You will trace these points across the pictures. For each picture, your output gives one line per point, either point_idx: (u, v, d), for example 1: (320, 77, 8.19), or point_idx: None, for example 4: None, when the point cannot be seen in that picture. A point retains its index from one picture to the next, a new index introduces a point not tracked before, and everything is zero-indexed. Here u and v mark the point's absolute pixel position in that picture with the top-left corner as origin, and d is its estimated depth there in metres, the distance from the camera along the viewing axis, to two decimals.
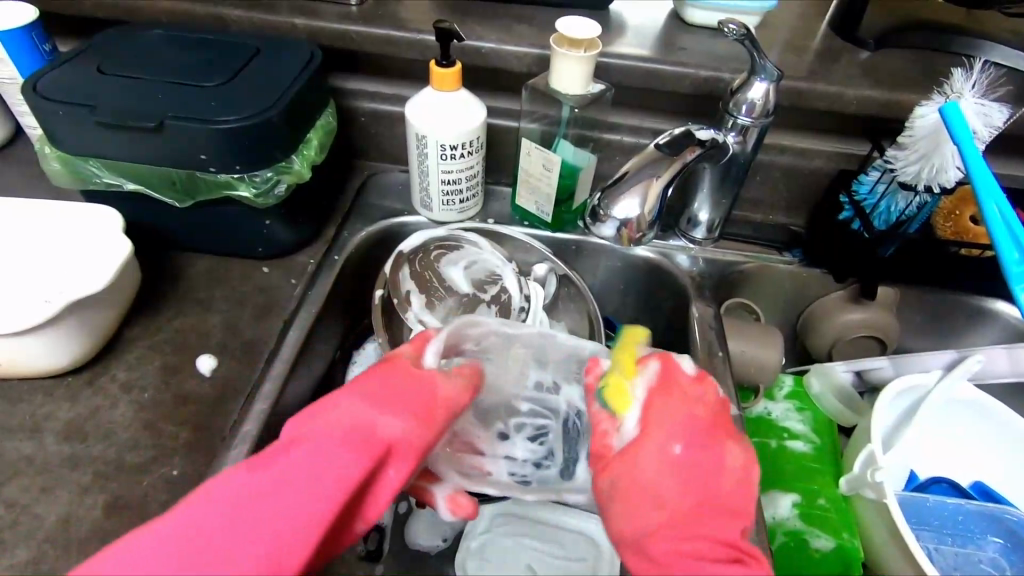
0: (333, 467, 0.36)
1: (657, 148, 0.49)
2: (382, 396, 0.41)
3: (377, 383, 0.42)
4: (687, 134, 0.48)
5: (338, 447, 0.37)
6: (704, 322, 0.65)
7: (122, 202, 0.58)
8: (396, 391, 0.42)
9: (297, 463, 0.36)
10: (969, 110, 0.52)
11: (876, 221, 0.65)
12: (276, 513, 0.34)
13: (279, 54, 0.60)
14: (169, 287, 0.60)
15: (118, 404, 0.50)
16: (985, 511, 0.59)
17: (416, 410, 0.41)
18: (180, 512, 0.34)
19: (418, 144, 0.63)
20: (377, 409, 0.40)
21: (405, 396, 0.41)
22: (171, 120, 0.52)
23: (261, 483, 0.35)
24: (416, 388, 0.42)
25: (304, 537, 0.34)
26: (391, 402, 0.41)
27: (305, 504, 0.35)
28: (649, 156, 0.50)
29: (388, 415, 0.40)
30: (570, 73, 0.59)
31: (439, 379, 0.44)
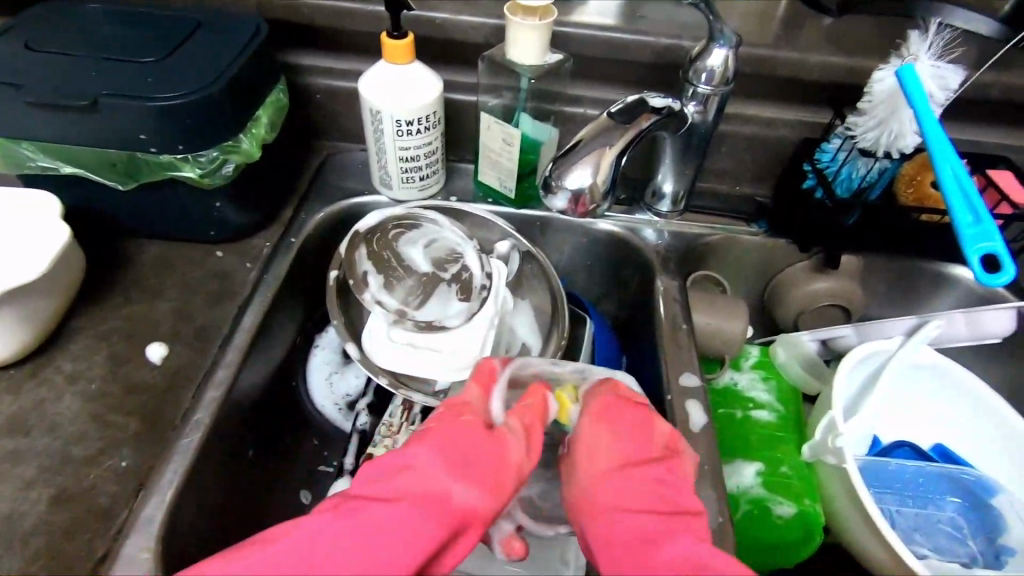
0: (409, 534, 0.35)
1: (612, 117, 0.47)
2: (454, 452, 0.38)
3: (454, 437, 0.39)
4: (642, 102, 0.47)
5: (412, 511, 0.36)
6: (668, 296, 0.64)
7: (62, 187, 0.56)
8: (472, 450, 0.39)
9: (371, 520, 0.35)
10: (924, 72, 0.52)
11: (838, 188, 0.64)
12: (348, 571, 0.33)
13: (223, 28, 0.58)
14: (118, 274, 0.58)
15: (64, 396, 0.49)
16: (945, 472, 0.59)
17: (489, 474, 0.38)
18: (263, 550, 0.34)
19: (373, 120, 0.61)
20: (454, 472, 0.38)
21: (478, 458, 0.39)
22: (105, 98, 0.49)
23: (343, 534, 0.35)
24: (493, 451, 0.39)
25: None
26: (466, 466, 0.38)
27: (380, 568, 0.33)
28: (604, 123, 0.47)
29: (464, 480, 0.37)
30: (525, 42, 0.57)
31: (512, 445, 0.40)
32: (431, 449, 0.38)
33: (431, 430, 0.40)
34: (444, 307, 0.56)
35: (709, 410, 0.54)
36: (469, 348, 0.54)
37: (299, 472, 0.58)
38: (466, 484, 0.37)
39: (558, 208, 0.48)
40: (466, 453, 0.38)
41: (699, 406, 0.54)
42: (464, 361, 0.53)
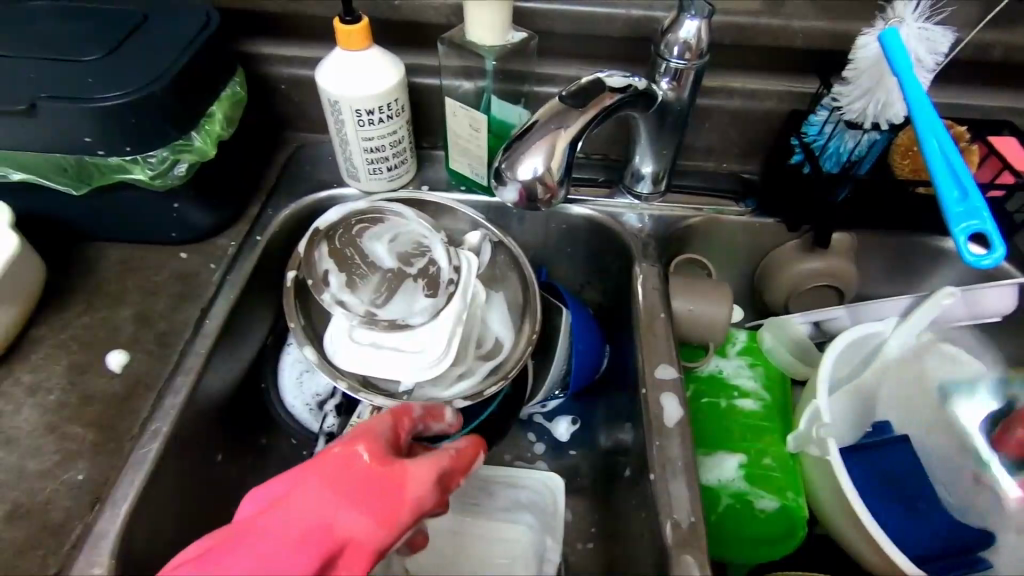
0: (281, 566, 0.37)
1: (562, 99, 0.44)
2: (331, 493, 0.40)
3: (345, 460, 0.41)
4: (595, 81, 0.44)
5: (287, 543, 0.38)
6: (648, 280, 0.61)
7: (13, 192, 0.54)
8: (362, 487, 0.40)
9: (245, 552, 0.38)
10: (910, 37, 0.48)
11: (826, 163, 0.61)
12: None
13: (171, 19, 0.56)
14: (79, 280, 0.57)
15: (22, 408, 0.48)
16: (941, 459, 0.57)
17: (368, 507, 0.39)
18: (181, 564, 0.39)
19: (333, 111, 0.59)
20: (337, 504, 0.39)
21: (372, 487, 0.40)
22: (44, 100, 0.48)
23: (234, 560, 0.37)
24: (382, 487, 0.40)
25: None
26: (346, 491, 0.40)
27: None
28: (553, 108, 0.44)
29: (347, 510, 0.39)
30: (484, 20, 0.54)
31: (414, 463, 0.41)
32: (314, 481, 0.40)
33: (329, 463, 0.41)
34: (408, 302, 0.54)
35: (685, 402, 0.52)
36: (435, 346, 0.52)
37: (272, 475, 0.57)
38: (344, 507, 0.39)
39: (509, 199, 0.44)
40: (365, 432, 0.43)
41: (675, 400, 0.52)
42: (430, 359, 0.52)
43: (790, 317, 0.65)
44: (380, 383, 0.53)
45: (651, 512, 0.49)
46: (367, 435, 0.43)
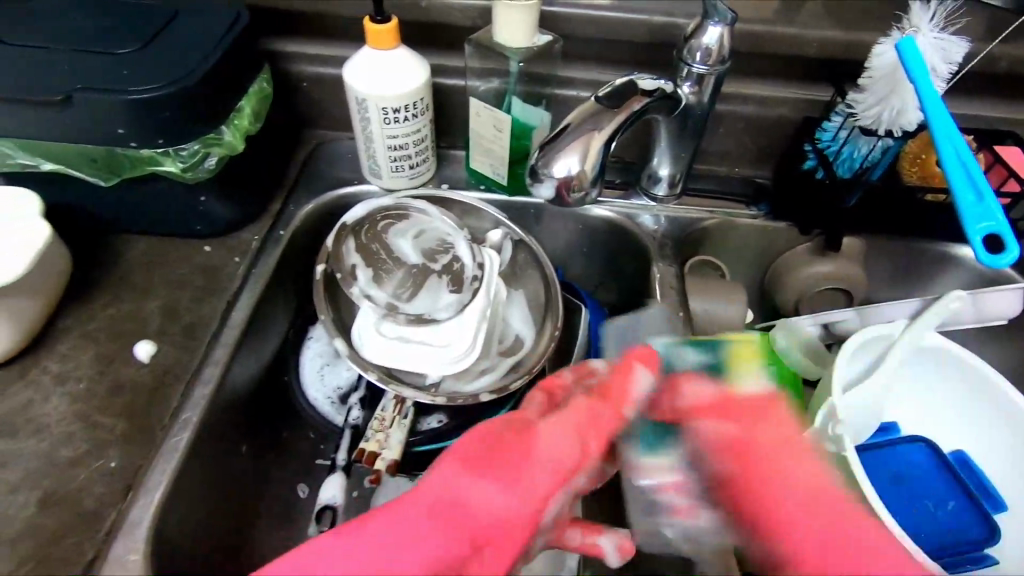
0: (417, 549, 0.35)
1: (598, 101, 0.45)
2: (549, 450, 0.39)
3: (471, 440, 0.40)
4: (626, 85, 0.45)
5: (431, 527, 0.36)
6: (664, 281, 0.63)
7: (42, 183, 0.55)
8: (513, 460, 0.38)
9: (392, 538, 0.35)
10: (925, 45, 0.50)
11: (840, 168, 0.63)
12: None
13: (202, 15, 0.56)
14: (104, 272, 0.57)
15: (51, 397, 0.48)
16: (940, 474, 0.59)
17: (526, 479, 0.38)
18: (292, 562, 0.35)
19: (359, 109, 0.60)
20: (475, 483, 0.37)
21: (515, 461, 0.38)
22: (80, 91, 0.48)
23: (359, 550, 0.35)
24: (563, 438, 0.40)
25: None
26: (503, 467, 0.38)
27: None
28: (587, 112, 0.45)
29: (491, 486, 0.37)
30: (514, 22, 0.55)
31: (563, 428, 0.40)
32: (443, 473, 0.38)
33: (467, 440, 0.40)
34: (436, 298, 0.55)
35: None
36: (463, 340, 0.53)
37: (294, 468, 0.58)
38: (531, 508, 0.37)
39: (545, 197, 0.47)
40: (592, 424, 0.41)
41: None
42: (457, 353, 0.52)
43: (798, 319, 0.67)
44: (406, 376, 0.53)
45: None
46: (568, 426, 0.41)
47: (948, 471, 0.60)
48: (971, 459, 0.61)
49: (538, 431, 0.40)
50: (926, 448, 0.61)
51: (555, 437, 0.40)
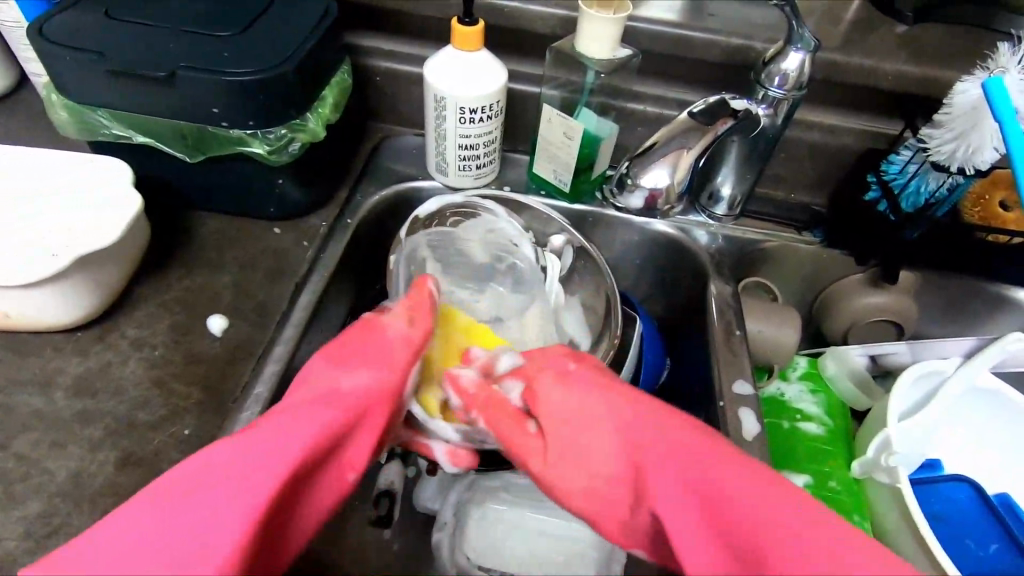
0: (305, 420, 0.40)
1: (693, 117, 0.57)
2: (354, 354, 0.45)
3: (344, 344, 0.46)
4: (721, 104, 0.56)
5: (306, 407, 0.41)
6: (721, 301, 0.63)
7: (131, 155, 0.57)
8: (358, 351, 0.45)
9: (270, 429, 0.39)
10: (1014, 86, 0.50)
11: (904, 203, 0.63)
12: (255, 452, 0.37)
13: (294, 5, 0.58)
14: (180, 244, 0.59)
15: (129, 361, 0.50)
16: (989, 514, 0.58)
17: (382, 363, 0.45)
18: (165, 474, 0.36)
19: (436, 106, 0.61)
20: (343, 371, 0.44)
21: (366, 352, 0.45)
22: (182, 70, 0.50)
23: (240, 445, 0.37)
24: (375, 338, 0.46)
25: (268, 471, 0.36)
26: (357, 360, 0.45)
27: (278, 453, 0.37)
28: (683, 125, 0.58)
29: (350, 372, 0.44)
30: (598, 36, 0.56)
31: (394, 325, 0.47)
32: (290, 400, 0.42)
33: (328, 344, 0.47)
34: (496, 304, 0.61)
35: (762, 419, 0.55)
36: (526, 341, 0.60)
37: None
38: (681, 453, 0.40)
39: (635, 200, 0.64)
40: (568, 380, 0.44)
41: (752, 414, 0.55)
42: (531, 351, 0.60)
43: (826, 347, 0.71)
44: None
45: None
46: (592, 385, 0.44)
47: (993, 514, 0.57)
48: (1016, 503, 0.60)
49: (539, 413, 0.44)
50: (971, 490, 0.59)
51: (388, 328, 0.47)
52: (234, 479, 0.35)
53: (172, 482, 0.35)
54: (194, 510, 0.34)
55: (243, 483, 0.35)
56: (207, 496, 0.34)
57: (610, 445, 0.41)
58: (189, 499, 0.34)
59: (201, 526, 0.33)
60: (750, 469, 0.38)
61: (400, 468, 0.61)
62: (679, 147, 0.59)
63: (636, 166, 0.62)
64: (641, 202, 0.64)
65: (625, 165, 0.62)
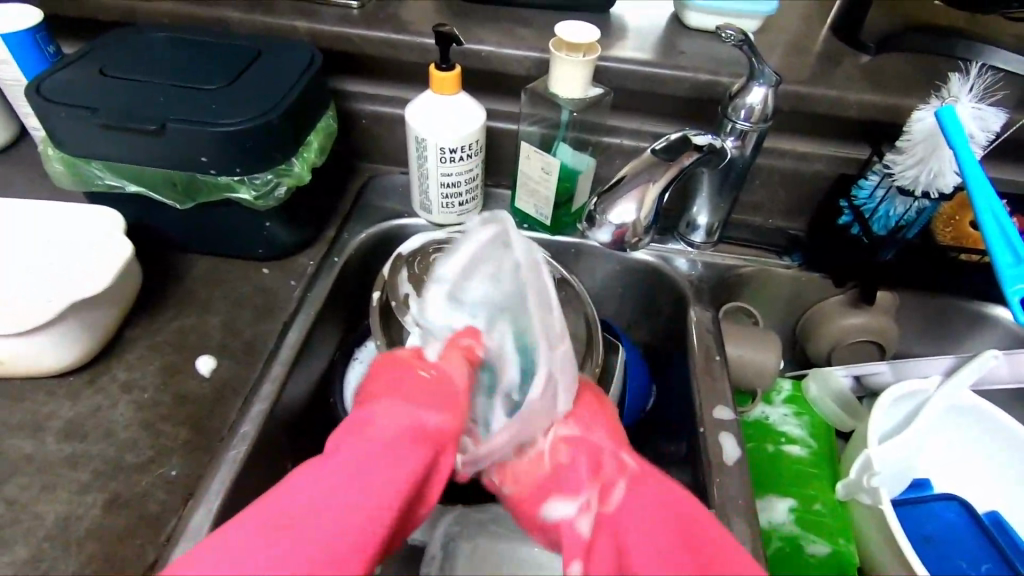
0: (388, 460, 0.38)
1: (655, 154, 0.59)
2: (421, 393, 0.41)
3: (398, 376, 0.43)
4: (684, 140, 0.58)
5: (389, 442, 0.39)
6: (701, 325, 0.65)
7: (125, 203, 0.59)
8: (418, 384, 0.42)
9: (353, 465, 0.37)
10: (966, 114, 0.53)
11: (875, 226, 0.64)
12: (333, 507, 0.35)
13: (279, 57, 0.61)
14: (171, 288, 0.61)
15: (119, 403, 0.52)
16: (980, 531, 0.57)
17: (451, 398, 0.42)
18: (246, 517, 0.34)
19: (418, 147, 0.63)
20: (414, 404, 0.41)
21: (427, 386, 0.42)
22: (173, 123, 0.52)
23: (326, 485, 0.36)
24: (433, 377, 0.43)
25: (364, 524, 0.34)
26: (420, 391, 0.42)
27: (363, 494, 0.36)
28: (648, 161, 0.59)
29: (424, 406, 0.41)
30: (569, 77, 0.58)
31: (455, 367, 0.43)
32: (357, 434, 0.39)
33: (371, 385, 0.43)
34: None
35: (743, 443, 0.55)
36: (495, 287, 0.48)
37: None
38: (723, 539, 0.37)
39: (604, 235, 0.62)
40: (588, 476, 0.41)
41: (733, 439, 0.55)
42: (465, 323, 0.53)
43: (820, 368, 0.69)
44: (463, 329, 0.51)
45: None
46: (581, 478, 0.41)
47: (983, 532, 0.57)
48: (1006, 520, 0.60)
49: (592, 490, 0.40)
50: (960, 507, 0.59)
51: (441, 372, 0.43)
52: (325, 518, 0.34)
53: (249, 527, 0.34)
54: (290, 553, 0.32)
55: (342, 539, 0.34)
56: (318, 532, 0.34)
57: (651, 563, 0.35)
58: (271, 543, 0.33)
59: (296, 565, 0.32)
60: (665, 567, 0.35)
61: None
62: (644, 182, 0.60)
63: (603, 202, 0.61)
64: (610, 237, 0.62)
65: (593, 201, 0.61)
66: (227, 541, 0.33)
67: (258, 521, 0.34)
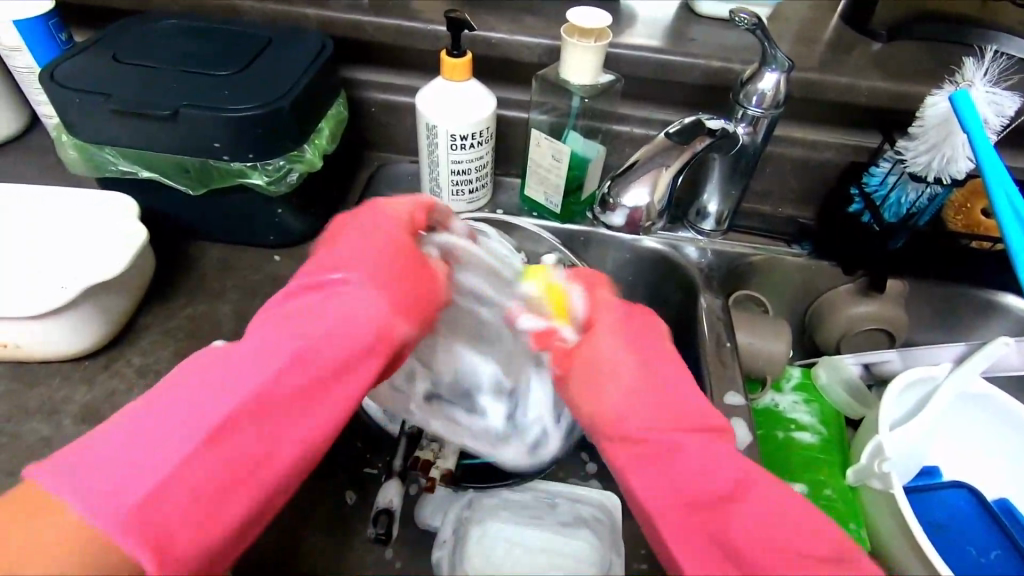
0: (322, 397, 0.37)
1: (669, 137, 0.59)
2: (375, 240, 0.44)
3: (352, 271, 0.42)
4: (697, 124, 0.58)
5: (282, 377, 0.36)
6: (711, 313, 0.64)
7: (138, 189, 0.59)
8: (357, 305, 0.40)
9: (282, 407, 0.36)
10: (979, 99, 0.52)
11: (886, 213, 0.64)
12: (274, 406, 0.35)
13: (290, 44, 0.61)
14: (183, 275, 0.61)
15: (134, 387, 0.52)
16: (988, 517, 0.58)
17: (397, 307, 0.41)
18: (178, 428, 0.33)
19: (428, 134, 0.63)
20: (339, 313, 0.39)
21: (348, 306, 0.40)
22: (186, 108, 0.52)
23: (260, 397, 0.35)
24: (410, 278, 0.43)
25: (301, 430, 0.36)
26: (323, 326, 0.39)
27: (314, 411, 0.37)
28: (660, 145, 0.59)
29: (360, 303, 0.40)
30: (581, 63, 0.58)
31: (432, 282, 0.45)
32: (245, 377, 0.36)
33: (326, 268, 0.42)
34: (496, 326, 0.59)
35: (754, 429, 0.56)
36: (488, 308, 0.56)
37: None
38: (738, 476, 0.39)
39: (618, 217, 0.65)
40: (672, 373, 0.45)
41: (744, 425, 0.56)
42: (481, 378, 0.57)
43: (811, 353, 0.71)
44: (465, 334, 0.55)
45: None
46: (645, 388, 0.43)
47: (991, 518, 0.58)
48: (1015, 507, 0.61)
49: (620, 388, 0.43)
50: (969, 495, 0.59)
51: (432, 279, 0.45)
52: (263, 418, 0.35)
53: (164, 450, 0.32)
54: (224, 453, 0.33)
55: (291, 441, 0.36)
56: (254, 425, 0.35)
57: (681, 530, 0.37)
58: (203, 448, 0.33)
59: (239, 454, 0.34)
60: (706, 501, 0.38)
61: (400, 487, 0.57)
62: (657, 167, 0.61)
63: (616, 187, 0.63)
64: (623, 220, 0.65)
65: (607, 185, 0.63)
66: (147, 448, 0.32)
67: (191, 438, 0.33)
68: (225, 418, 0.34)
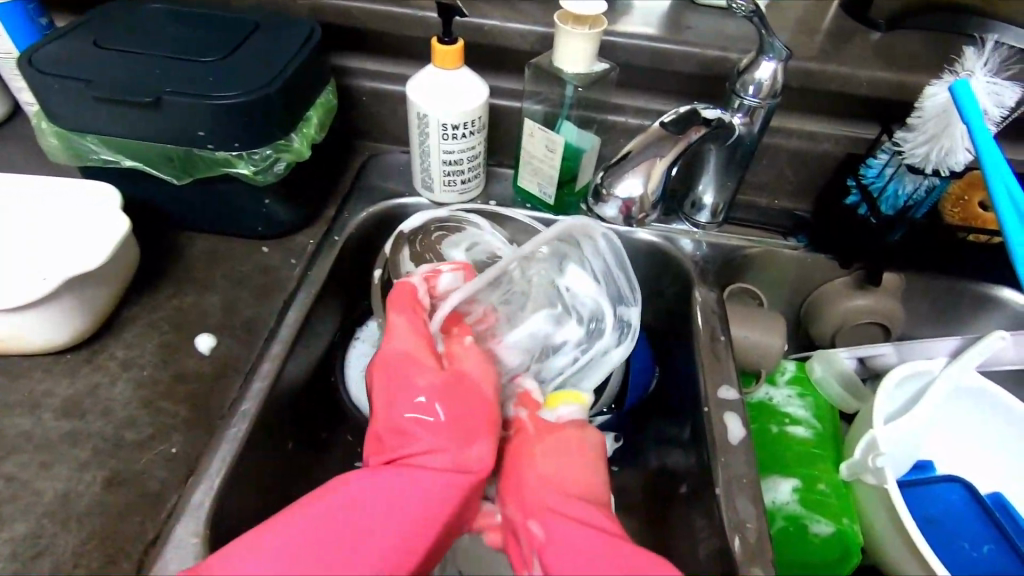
0: (437, 492, 0.42)
1: (664, 127, 0.58)
2: (420, 340, 0.50)
3: (413, 368, 0.48)
4: (693, 113, 0.57)
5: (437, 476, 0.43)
6: (706, 307, 0.64)
7: (121, 179, 0.58)
8: (459, 398, 0.48)
9: (407, 484, 0.42)
10: (980, 89, 0.51)
11: (883, 205, 0.63)
12: (421, 516, 0.41)
13: (278, 30, 0.59)
14: (169, 266, 0.60)
15: (117, 381, 0.51)
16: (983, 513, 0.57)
17: (457, 408, 0.47)
18: (285, 520, 0.39)
19: (419, 123, 0.62)
20: (463, 444, 0.46)
21: (467, 399, 0.48)
22: (168, 95, 0.51)
23: (380, 493, 0.41)
24: (466, 387, 0.49)
25: (424, 521, 0.41)
26: (456, 404, 0.47)
27: (431, 508, 0.42)
28: (656, 134, 0.59)
29: (472, 445, 0.46)
30: (575, 51, 0.57)
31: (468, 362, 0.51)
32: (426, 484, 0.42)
33: (387, 386, 0.48)
34: (539, 332, 0.59)
35: (747, 423, 0.55)
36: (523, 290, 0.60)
37: (338, 466, 0.59)
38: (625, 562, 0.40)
39: (611, 209, 0.63)
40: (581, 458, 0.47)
41: (737, 419, 0.55)
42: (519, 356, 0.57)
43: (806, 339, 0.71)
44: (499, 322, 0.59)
45: (712, 525, 0.51)
46: (554, 456, 0.47)
47: (986, 515, 0.57)
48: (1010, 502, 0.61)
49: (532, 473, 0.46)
50: (964, 490, 0.59)
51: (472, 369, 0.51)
52: (401, 520, 0.41)
53: (305, 531, 0.39)
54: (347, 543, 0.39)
55: (394, 538, 0.40)
56: (362, 526, 0.40)
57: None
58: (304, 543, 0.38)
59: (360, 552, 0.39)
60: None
61: None
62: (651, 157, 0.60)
63: (610, 176, 0.62)
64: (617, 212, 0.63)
65: (601, 175, 0.62)
66: (285, 535, 0.38)
67: (304, 527, 0.39)
68: (302, 520, 0.39)
